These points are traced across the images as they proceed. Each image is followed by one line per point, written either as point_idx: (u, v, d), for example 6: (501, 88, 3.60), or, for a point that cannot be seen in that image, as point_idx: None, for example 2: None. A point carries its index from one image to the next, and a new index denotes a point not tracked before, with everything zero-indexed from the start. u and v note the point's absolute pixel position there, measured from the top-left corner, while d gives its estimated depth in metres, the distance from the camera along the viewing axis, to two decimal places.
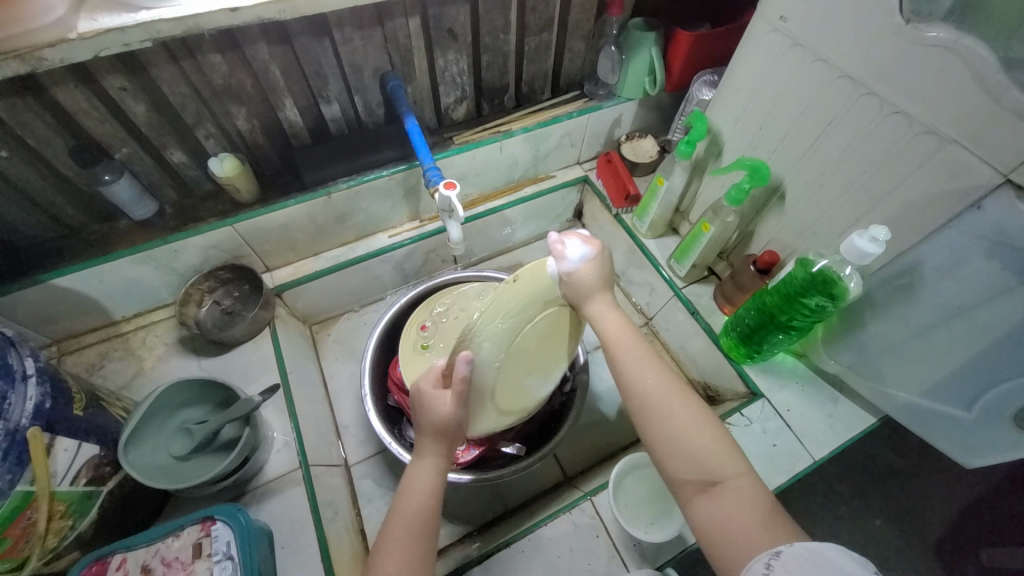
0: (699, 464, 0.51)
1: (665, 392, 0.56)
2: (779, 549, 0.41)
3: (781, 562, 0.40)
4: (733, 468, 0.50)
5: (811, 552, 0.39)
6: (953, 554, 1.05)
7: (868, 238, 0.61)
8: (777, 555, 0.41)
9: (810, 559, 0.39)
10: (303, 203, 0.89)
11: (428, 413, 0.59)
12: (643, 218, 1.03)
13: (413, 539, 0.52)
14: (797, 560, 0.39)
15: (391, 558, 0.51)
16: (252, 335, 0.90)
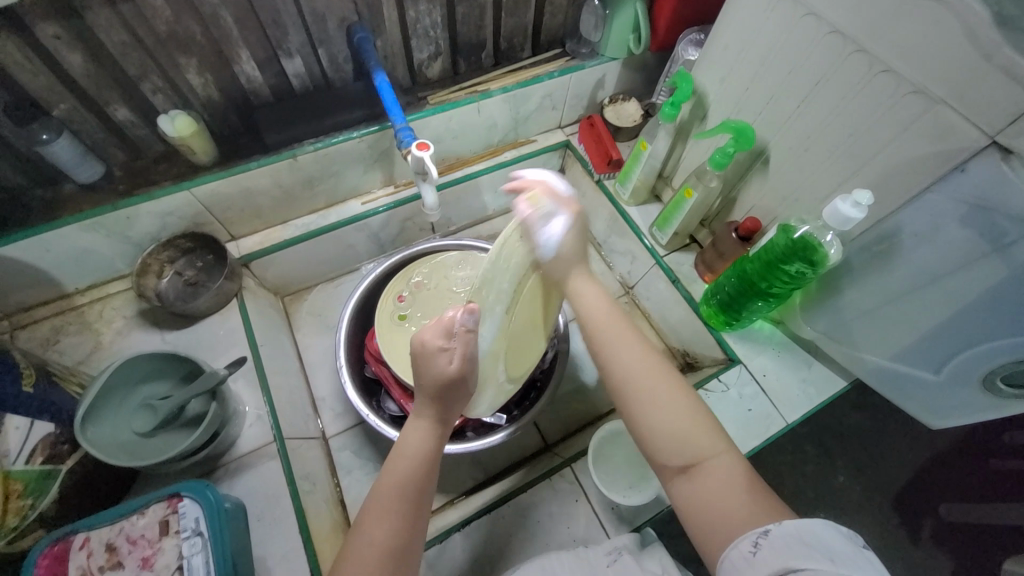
0: (682, 446, 0.51)
1: (653, 380, 0.55)
2: (768, 527, 0.42)
3: (769, 542, 0.41)
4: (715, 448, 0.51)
5: (799, 530, 0.41)
6: (909, 506, 1.12)
7: (851, 203, 0.60)
8: (766, 534, 0.42)
9: (797, 538, 0.40)
10: (267, 165, 0.83)
11: (427, 370, 0.54)
12: (625, 185, 1.00)
13: (404, 502, 0.51)
14: (784, 539, 0.41)
15: (378, 523, 0.49)
16: (219, 307, 0.85)
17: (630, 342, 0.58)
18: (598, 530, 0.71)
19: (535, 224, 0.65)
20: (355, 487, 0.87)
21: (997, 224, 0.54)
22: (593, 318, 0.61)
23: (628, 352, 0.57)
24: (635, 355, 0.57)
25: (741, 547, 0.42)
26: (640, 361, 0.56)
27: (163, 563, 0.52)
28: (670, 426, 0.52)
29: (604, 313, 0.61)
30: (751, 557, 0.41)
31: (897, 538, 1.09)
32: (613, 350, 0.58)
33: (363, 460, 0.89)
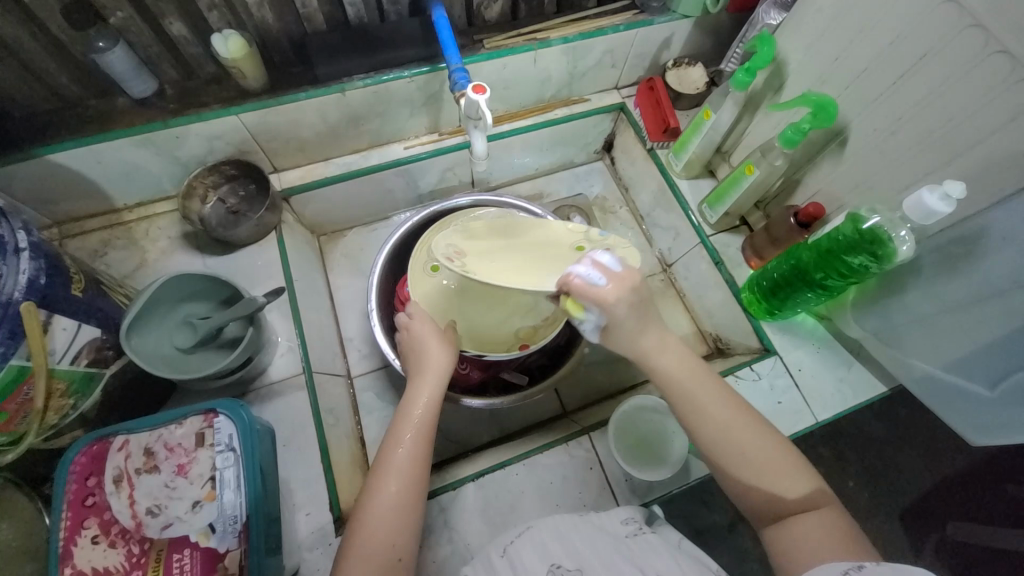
0: (781, 496, 0.52)
1: (760, 443, 0.54)
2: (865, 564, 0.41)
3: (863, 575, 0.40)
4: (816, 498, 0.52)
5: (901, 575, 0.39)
6: (920, 519, 1.10)
7: (939, 195, 0.55)
8: (860, 568, 0.41)
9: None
10: (315, 98, 0.81)
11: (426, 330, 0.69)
12: (680, 156, 0.95)
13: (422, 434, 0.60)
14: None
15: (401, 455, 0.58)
16: (258, 238, 0.86)
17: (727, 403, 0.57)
18: (609, 498, 0.72)
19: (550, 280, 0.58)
20: (375, 427, 0.89)
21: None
22: (687, 383, 0.58)
23: (727, 412, 0.56)
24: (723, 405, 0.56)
25: (826, 572, 0.42)
26: (744, 423, 0.55)
27: (196, 472, 0.54)
28: (776, 479, 0.53)
29: (692, 369, 0.59)
30: None
31: (901, 549, 1.08)
32: (708, 412, 0.56)
33: (383, 403, 0.91)
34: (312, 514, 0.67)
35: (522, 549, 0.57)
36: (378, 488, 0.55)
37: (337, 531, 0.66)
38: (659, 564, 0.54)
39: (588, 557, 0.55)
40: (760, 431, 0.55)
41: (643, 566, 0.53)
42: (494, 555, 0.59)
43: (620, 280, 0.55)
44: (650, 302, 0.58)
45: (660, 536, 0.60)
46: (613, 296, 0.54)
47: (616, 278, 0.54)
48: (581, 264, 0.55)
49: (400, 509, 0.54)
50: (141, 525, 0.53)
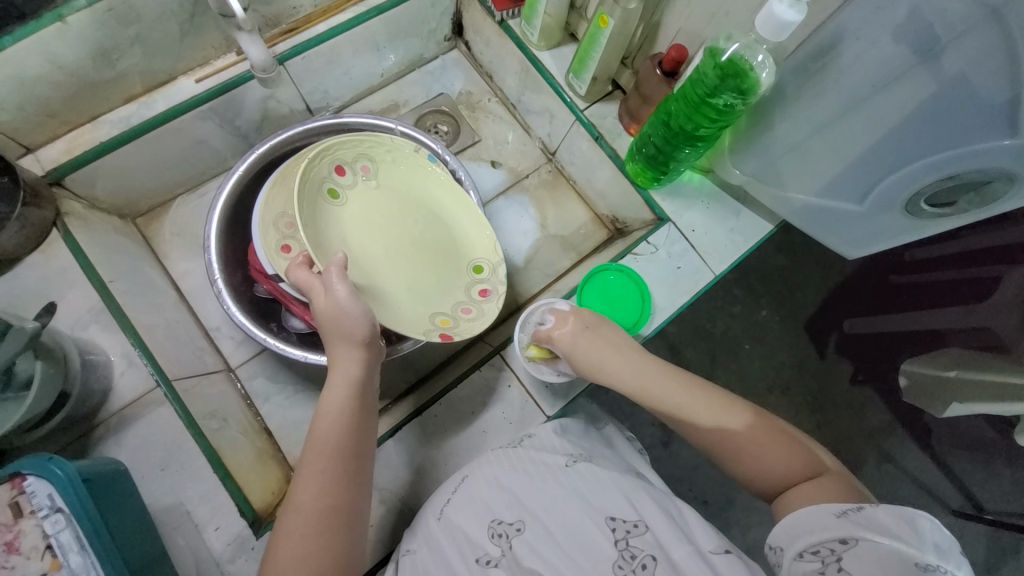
0: (781, 471, 0.52)
1: (738, 423, 0.56)
2: (862, 506, 0.44)
3: (861, 514, 0.43)
4: (822, 467, 0.52)
5: (901, 515, 0.41)
6: (820, 329, 1.22)
7: (789, 2, 0.49)
8: (860, 510, 0.43)
9: (896, 517, 0.41)
10: (28, 39, 0.58)
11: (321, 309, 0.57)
12: (533, 22, 0.81)
13: (338, 454, 0.52)
14: (878, 515, 0.42)
15: (306, 479, 0.50)
16: (36, 243, 0.67)
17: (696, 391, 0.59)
18: (534, 409, 0.70)
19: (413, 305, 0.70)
20: (279, 412, 0.80)
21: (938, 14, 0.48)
22: (650, 389, 0.61)
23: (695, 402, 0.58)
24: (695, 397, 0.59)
25: (827, 510, 0.44)
26: (721, 410, 0.57)
27: (29, 545, 0.44)
28: (770, 456, 0.53)
29: (655, 373, 0.62)
30: (834, 518, 0.43)
31: (807, 357, 1.21)
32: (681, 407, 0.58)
33: (280, 384, 0.81)
34: (223, 527, 0.60)
35: (459, 518, 0.56)
36: (304, 488, 0.50)
37: (257, 534, 0.60)
38: (608, 499, 0.54)
39: (530, 508, 0.55)
40: (741, 415, 0.56)
41: (597, 506, 0.54)
42: (430, 520, 0.57)
43: (574, 320, 0.68)
44: (605, 324, 0.67)
45: (605, 466, 0.59)
46: (568, 333, 0.66)
47: (566, 320, 0.68)
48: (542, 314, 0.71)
49: (327, 513, 0.49)
50: None
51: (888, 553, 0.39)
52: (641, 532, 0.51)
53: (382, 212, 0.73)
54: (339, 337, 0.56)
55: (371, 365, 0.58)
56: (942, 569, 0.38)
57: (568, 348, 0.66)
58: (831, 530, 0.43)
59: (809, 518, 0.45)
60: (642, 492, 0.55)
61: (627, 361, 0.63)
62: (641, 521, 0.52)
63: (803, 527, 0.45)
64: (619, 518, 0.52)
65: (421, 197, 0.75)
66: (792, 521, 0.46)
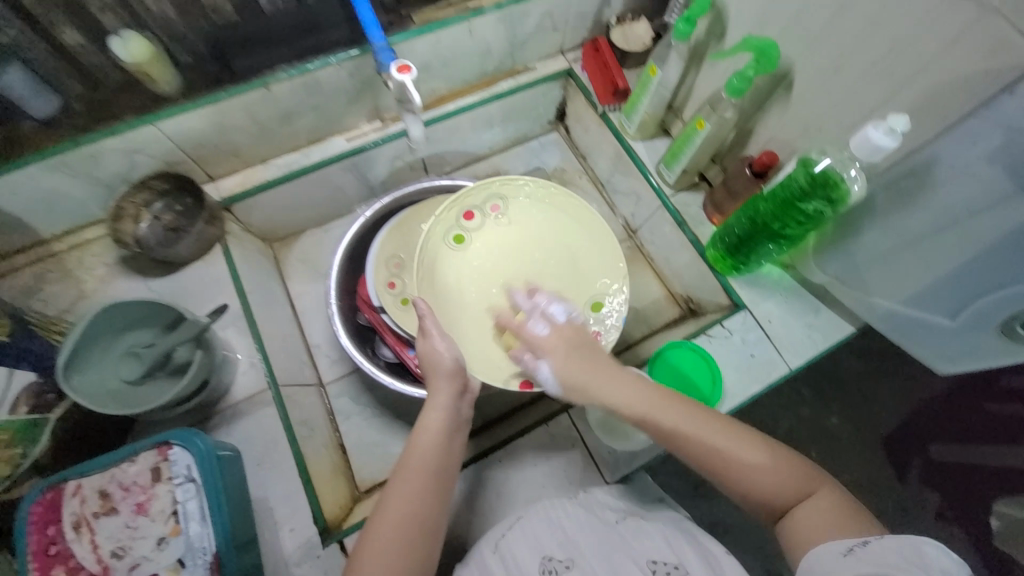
0: (769, 489, 0.51)
1: (723, 440, 0.53)
2: (867, 541, 0.43)
3: (867, 550, 0.42)
4: (811, 483, 0.51)
5: (903, 543, 0.40)
6: (901, 447, 1.13)
7: (884, 130, 0.54)
8: (864, 544, 0.42)
9: (901, 546, 0.40)
10: (237, 97, 0.75)
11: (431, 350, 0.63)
12: (632, 117, 0.91)
13: (427, 474, 0.56)
14: (885, 548, 0.41)
15: (398, 494, 0.54)
16: (201, 253, 0.81)
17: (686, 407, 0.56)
18: (595, 472, 0.72)
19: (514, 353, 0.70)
20: (355, 431, 0.87)
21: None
22: (631, 400, 0.59)
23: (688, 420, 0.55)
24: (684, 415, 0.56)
25: (832, 548, 0.44)
26: (705, 425, 0.54)
27: (157, 508, 0.52)
28: (757, 475, 0.52)
29: (633, 388, 0.59)
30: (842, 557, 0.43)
31: (882, 475, 1.12)
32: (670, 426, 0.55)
33: (361, 406, 0.89)
34: (297, 529, 0.64)
35: (514, 543, 0.58)
36: (394, 500, 0.54)
37: (324, 542, 0.64)
38: (648, 545, 0.56)
39: (579, 547, 0.57)
40: (729, 427, 0.55)
41: (639, 551, 0.55)
42: (485, 551, 0.59)
43: (561, 333, 0.65)
44: (601, 348, 0.64)
45: (650, 519, 0.61)
46: (555, 347, 0.64)
47: (560, 331, 0.65)
48: (533, 314, 0.67)
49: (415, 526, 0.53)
50: (108, 568, 0.50)
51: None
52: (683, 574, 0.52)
53: (506, 247, 0.77)
54: (438, 372, 0.62)
55: (461, 398, 0.63)
56: None
57: (552, 361, 0.63)
58: (833, 569, 0.42)
59: (822, 561, 0.44)
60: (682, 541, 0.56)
61: (608, 376, 0.61)
62: (680, 564, 0.53)
63: (817, 570, 0.43)
64: (660, 561, 0.54)
65: (547, 236, 0.78)
66: (809, 566, 0.45)
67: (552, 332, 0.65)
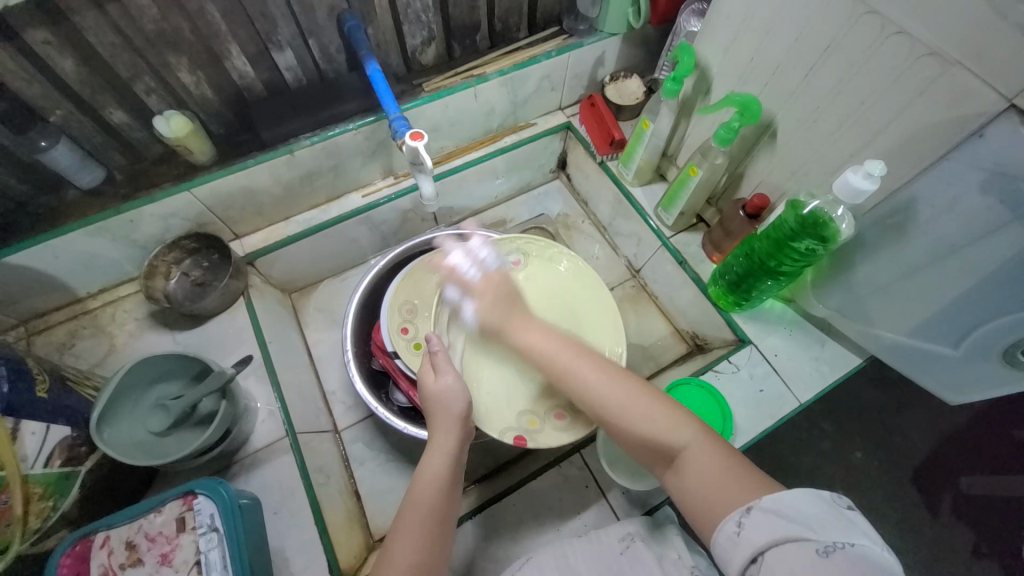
0: (656, 439, 0.53)
1: (622, 397, 0.57)
2: (749, 505, 0.44)
3: (752, 519, 0.43)
4: (693, 433, 0.52)
5: (780, 505, 0.42)
6: (930, 481, 1.10)
7: (862, 175, 0.58)
8: (748, 512, 0.43)
9: (781, 510, 0.42)
10: (264, 162, 0.82)
11: (433, 391, 0.64)
12: (629, 165, 0.97)
13: (428, 521, 0.56)
14: (768, 514, 0.42)
15: (402, 542, 0.54)
16: (225, 306, 0.86)
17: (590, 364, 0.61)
18: (609, 515, 0.71)
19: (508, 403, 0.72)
20: (369, 478, 0.88)
21: (1011, 193, 0.51)
22: (541, 349, 0.65)
23: (593, 374, 0.60)
24: (589, 370, 0.61)
25: (726, 529, 0.44)
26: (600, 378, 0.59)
27: (181, 559, 0.53)
28: (645, 423, 0.54)
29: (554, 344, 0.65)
30: (737, 537, 0.43)
31: (913, 513, 1.08)
32: (578, 381, 0.61)
33: (375, 451, 0.91)
34: None
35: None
36: (399, 547, 0.54)
37: None
38: None
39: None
40: (618, 379, 0.59)
41: None
42: None
43: (490, 281, 0.73)
44: (517, 297, 0.71)
45: (653, 548, 0.60)
46: (483, 292, 0.72)
47: (484, 282, 0.72)
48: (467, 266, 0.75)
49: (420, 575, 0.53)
50: None
51: (791, 550, 0.39)
52: None
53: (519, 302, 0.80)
54: (443, 414, 0.63)
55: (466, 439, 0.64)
56: (838, 545, 0.39)
57: (480, 305, 0.71)
58: (740, 554, 0.42)
59: (722, 539, 0.44)
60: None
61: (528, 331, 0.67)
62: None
63: (725, 553, 0.43)
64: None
65: (556, 290, 0.82)
66: (716, 547, 0.44)
67: (479, 281, 0.73)
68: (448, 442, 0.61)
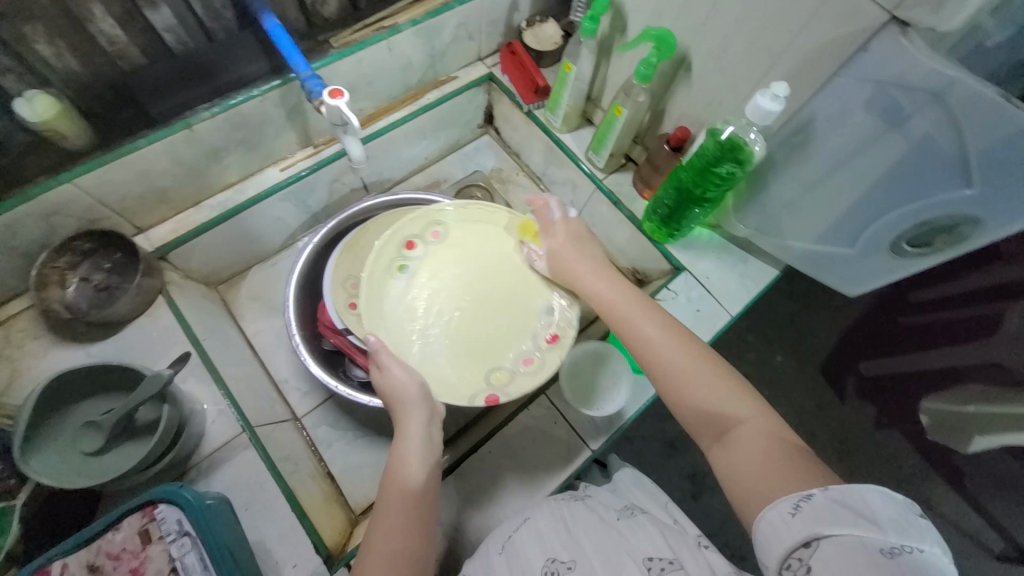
0: (714, 414, 0.54)
1: (693, 364, 0.57)
2: (811, 493, 0.42)
3: (812, 505, 0.41)
4: (760, 420, 0.52)
5: (846, 496, 0.40)
6: (837, 369, 1.28)
7: (770, 96, 0.62)
8: (807, 498, 0.42)
9: (845, 501, 0.40)
10: (159, 142, 0.72)
11: (390, 384, 0.66)
12: (556, 112, 0.98)
13: (405, 508, 0.57)
14: (831, 502, 0.40)
15: (383, 530, 0.56)
16: (144, 308, 0.77)
17: (665, 327, 0.61)
18: (579, 444, 0.76)
19: (472, 380, 0.71)
20: (340, 458, 0.86)
21: (893, 101, 0.59)
22: (615, 310, 0.65)
23: (663, 334, 0.61)
24: (659, 332, 0.61)
25: (779, 509, 0.43)
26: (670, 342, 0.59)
27: (154, 569, 0.50)
28: (710, 398, 0.55)
29: (643, 307, 0.64)
30: (789, 518, 0.41)
31: (826, 399, 1.26)
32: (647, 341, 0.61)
33: (342, 431, 0.89)
34: (300, 564, 0.63)
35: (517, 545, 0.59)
36: (378, 535, 0.55)
37: (331, 568, 0.65)
38: (647, 540, 0.55)
39: (579, 548, 0.55)
40: (690, 350, 0.59)
41: (636, 549, 0.54)
42: (491, 555, 0.60)
43: (564, 234, 0.73)
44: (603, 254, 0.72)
45: (654, 518, 0.61)
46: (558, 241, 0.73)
47: (562, 228, 0.73)
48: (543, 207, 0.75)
49: (406, 557, 0.54)
50: None
51: (853, 546, 0.37)
52: (677, 569, 0.50)
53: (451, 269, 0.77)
54: (400, 405, 0.64)
55: (432, 422, 0.65)
56: (902, 548, 0.37)
57: (552, 253, 0.72)
58: (790, 535, 0.41)
59: (768, 521, 0.43)
60: (685, 541, 0.55)
61: (608, 284, 0.68)
62: (676, 560, 0.51)
63: (767, 534, 0.42)
64: (656, 557, 0.52)
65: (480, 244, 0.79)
66: (758, 529, 0.43)
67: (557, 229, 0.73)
68: (414, 429, 0.63)
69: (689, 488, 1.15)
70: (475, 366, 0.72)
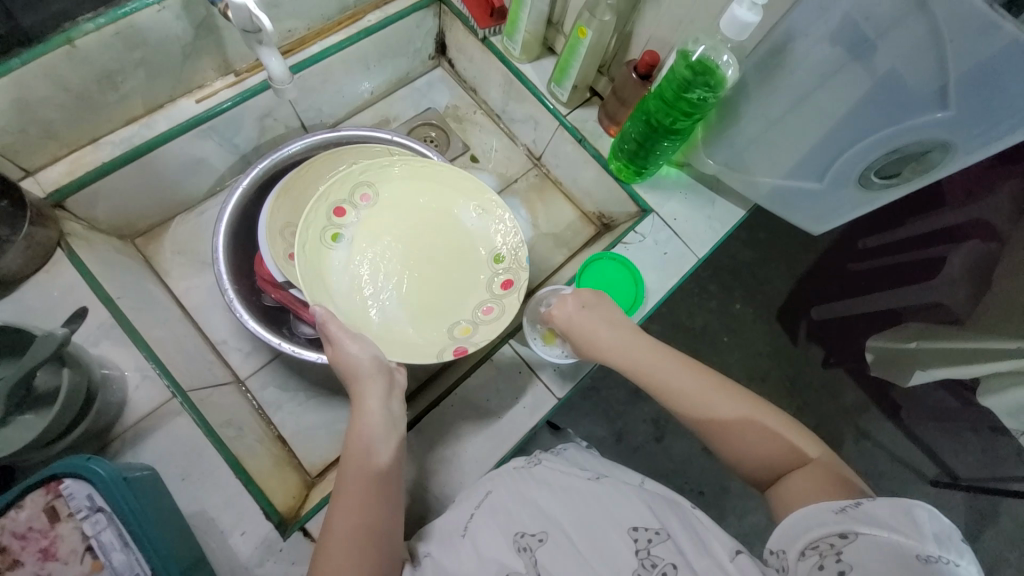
0: (771, 460, 0.52)
1: (737, 409, 0.55)
2: (859, 501, 0.43)
3: (858, 508, 0.42)
4: (820, 456, 0.51)
5: (899, 505, 0.40)
6: (795, 312, 1.31)
7: (747, 6, 0.57)
8: (857, 505, 0.42)
9: (897, 508, 0.40)
10: (35, 61, 0.60)
11: (343, 354, 0.62)
12: (514, 38, 0.88)
13: (367, 483, 0.53)
14: (878, 508, 0.41)
15: (345, 507, 0.52)
16: (39, 263, 0.66)
17: (698, 372, 0.59)
18: (546, 393, 0.73)
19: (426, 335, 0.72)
20: (290, 421, 0.81)
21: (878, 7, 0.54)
22: (639, 361, 0.62)
23: (698, 380, 0.58)
24: (691, 379, 0.58)
25: (824, 506, 0.44)
26: (706, 390, 0.57)
27: (68, 549, 0.45)
28: (761, 441, 0.53)
29: (682, 369, 0.59)
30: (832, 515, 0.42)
31: (783, 341, 1.30)
32: (680, 392, 0.58)
33: (291, 392, 0.83)
34: (249, 531, 0.59)
35: (485, 522, 0.56)
36: (341, 512, 0.52)
37: (283, 534, 0.60)
38: (630, 509, 0.53)
39: (555, 525, 0.53)
40: (731, 394, 0.57)
41: (618, 519, 0.52)
42: (454, 538, 0.56)
43: (576, 299, 0.69)
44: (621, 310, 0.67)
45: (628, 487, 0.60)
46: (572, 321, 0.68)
47: (569, 297, 0.69)
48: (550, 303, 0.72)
49: (370, 532, 0.51)
50: None
51: (887, 548, 0.38)
52: (664, 539, 0.48)
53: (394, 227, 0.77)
54: (359, 379, 0.61)
55: (391, 395, 0.61)
56: (941, 559, 0.37)
57: (568, 322, 0.67)
58: (827, 526, 0.42)
59: (807, 515, 0.44)
60: (667, 504, 0.53)
61: (628, 338, 0.64)
62: (661, 527, 0.49)
63: (802, 524, 0.44)
64: (642, 526, 0.50)
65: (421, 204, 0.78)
66: (792, 522, 0.45)
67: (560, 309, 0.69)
68: (375, 401, 0.59)
69: (652, 432, 1.17)
70: (428, 322, 0.74)
